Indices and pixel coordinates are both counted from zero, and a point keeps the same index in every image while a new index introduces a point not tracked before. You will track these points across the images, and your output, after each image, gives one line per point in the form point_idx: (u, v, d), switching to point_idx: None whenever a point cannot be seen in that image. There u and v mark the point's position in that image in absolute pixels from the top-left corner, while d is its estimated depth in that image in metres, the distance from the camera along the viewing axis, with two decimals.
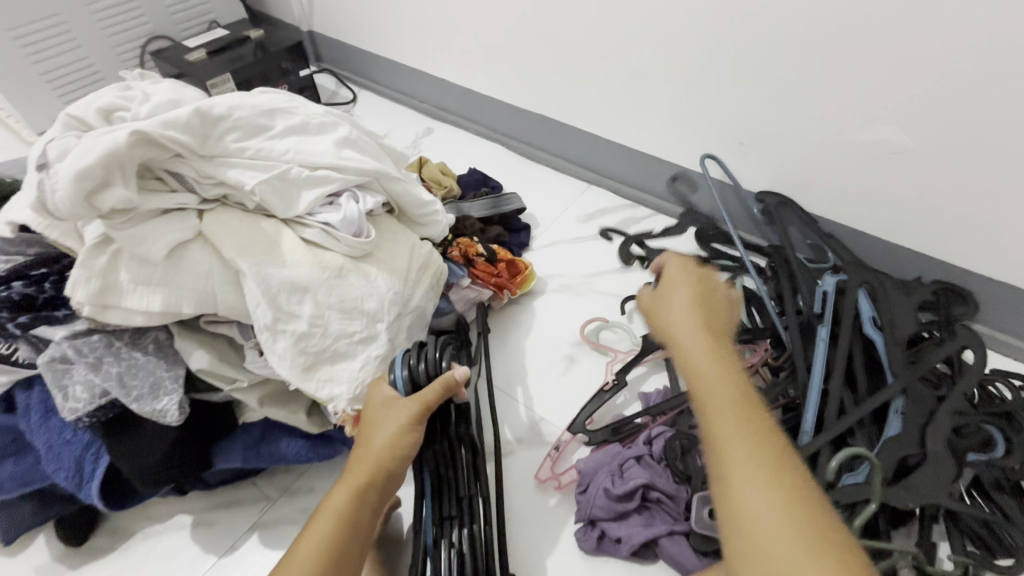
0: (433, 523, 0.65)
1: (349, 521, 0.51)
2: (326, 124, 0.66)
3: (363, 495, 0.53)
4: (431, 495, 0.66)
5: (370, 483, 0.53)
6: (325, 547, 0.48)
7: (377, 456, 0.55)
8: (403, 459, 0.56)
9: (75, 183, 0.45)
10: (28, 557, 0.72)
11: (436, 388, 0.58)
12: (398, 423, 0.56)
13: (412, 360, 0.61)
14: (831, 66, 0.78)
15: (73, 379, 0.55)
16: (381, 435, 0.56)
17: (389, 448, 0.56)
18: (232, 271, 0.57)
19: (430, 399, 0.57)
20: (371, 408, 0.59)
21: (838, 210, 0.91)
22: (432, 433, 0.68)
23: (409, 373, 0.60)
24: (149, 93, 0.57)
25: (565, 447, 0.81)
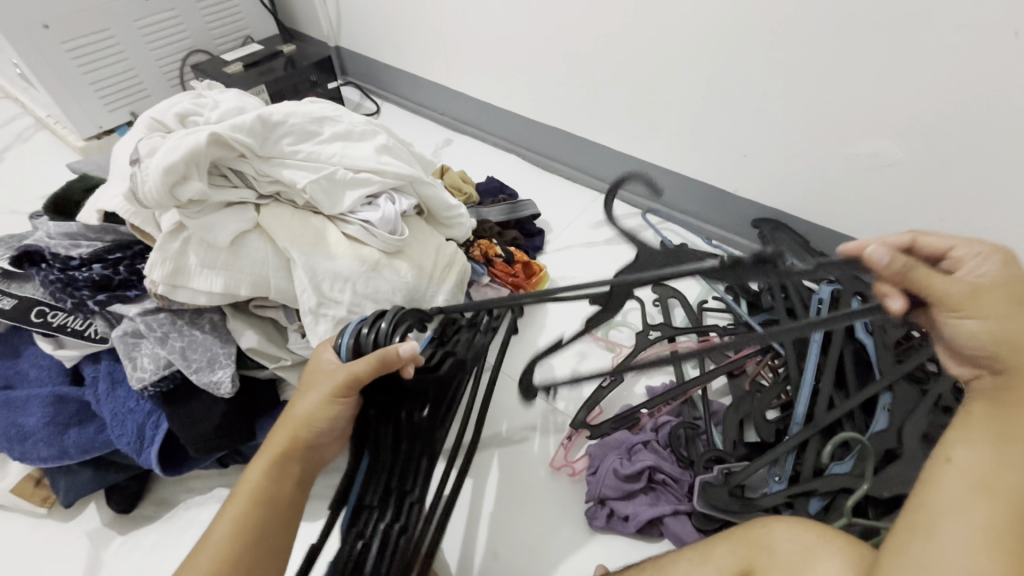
0: (353, 506, 0.55)
1: (266, 496, 0.50)
2: (367, 132, 0.74)
3: (282, 467, 0.52)
4: (362, 475, 0.56)
5: (289, 454, 0.52)
6: (238, 525, 0.48)
7: (296, 429, 0.53)
8: (326, 429, 0.54)
9: (163, 176, 0.53)
10: (81, 523, 0.78)
11: (367, 360, 0.51)
12: (320, 394, 0.53)
13: (362, 328, 0.57)
14: (827, 86, 0.86)
15: (142, 351, 0.62)
16: (301, 407, 0.53)
17: (309, 419, 0.53)
18: (284, 259, 0.64)
19: (359, 374, 0.51)
20: (307, 377, 0.56)
21: (836, 217, 0.98)
22: (383, 407, 0.58)
23: (354, 341, 0.56)
24: (219, 102, 0.66)
25: (576, 437, 0.85)
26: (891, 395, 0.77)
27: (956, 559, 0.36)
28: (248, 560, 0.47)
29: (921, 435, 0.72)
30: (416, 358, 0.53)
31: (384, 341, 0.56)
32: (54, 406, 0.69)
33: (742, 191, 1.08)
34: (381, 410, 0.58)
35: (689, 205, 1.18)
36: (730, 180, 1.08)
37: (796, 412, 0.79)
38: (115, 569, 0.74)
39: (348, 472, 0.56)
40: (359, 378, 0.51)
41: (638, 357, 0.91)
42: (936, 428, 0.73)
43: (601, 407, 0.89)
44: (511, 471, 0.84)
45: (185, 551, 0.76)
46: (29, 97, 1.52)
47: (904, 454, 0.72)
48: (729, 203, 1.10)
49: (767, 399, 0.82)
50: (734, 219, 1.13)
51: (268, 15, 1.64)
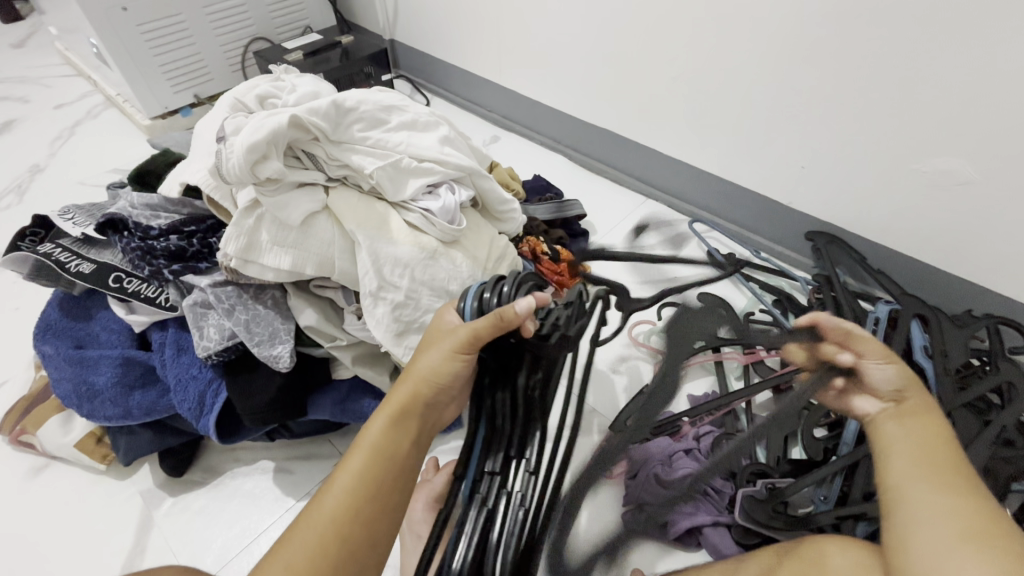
0: (474, 472, 0.58)
1: (388, 448, 0.50)
2: (431, 123, 0.75)
3: (401, 421, 0.52)
4: (481, 443, 0.59)
5: (409, 408, 0.52)
6: (363, 475, 0.48)
7: (417, 382, 0.53)
8: (446, 387, 0.54)
9: (247, 153, 0.55)
10: (135, 482, 0.82)
11: (485, 320, 0.53)
12: (442, 349, 0.53)
13: (485, 292, 0.57)
14: (899, 98, 0.83)
15: (209, 322, 0.65)
16: (424, 361, 0.54)
17: (430, 374, 0.53)
18: (349, 242, 0.66)
19: (480, 332, 0.53)
20: (429, 334, 0.57)
21: (896, 237, 0.95)
22: (497, 376, 0.61)
23: (478, 304, 0.57)
24: (296, 85, 0.68)
25: None
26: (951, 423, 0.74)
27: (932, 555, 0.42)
28: (371, 507, 0.47)
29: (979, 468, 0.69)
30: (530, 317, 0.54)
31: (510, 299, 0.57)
32: (122, 367, 0.72)
33: (797, 204, 1.05)
34: (499, 376, 0.61)
35: (738, 213, 1.16)
36: (785, 192, 1.06)
37: (845, 433, 0.76)
38: (165, 529, 0.78)
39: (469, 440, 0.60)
40: (479, 333, 0.52)
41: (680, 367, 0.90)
42: (993, 462, 0.71)
43: None
44: None
45: (230, 517, 0.79)
46: (101, 75, 1.61)
47: None
48: (784, 216, 1.08)
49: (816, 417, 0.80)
50: (786, 231, 1.10)
51: (328, 6, 1.67)
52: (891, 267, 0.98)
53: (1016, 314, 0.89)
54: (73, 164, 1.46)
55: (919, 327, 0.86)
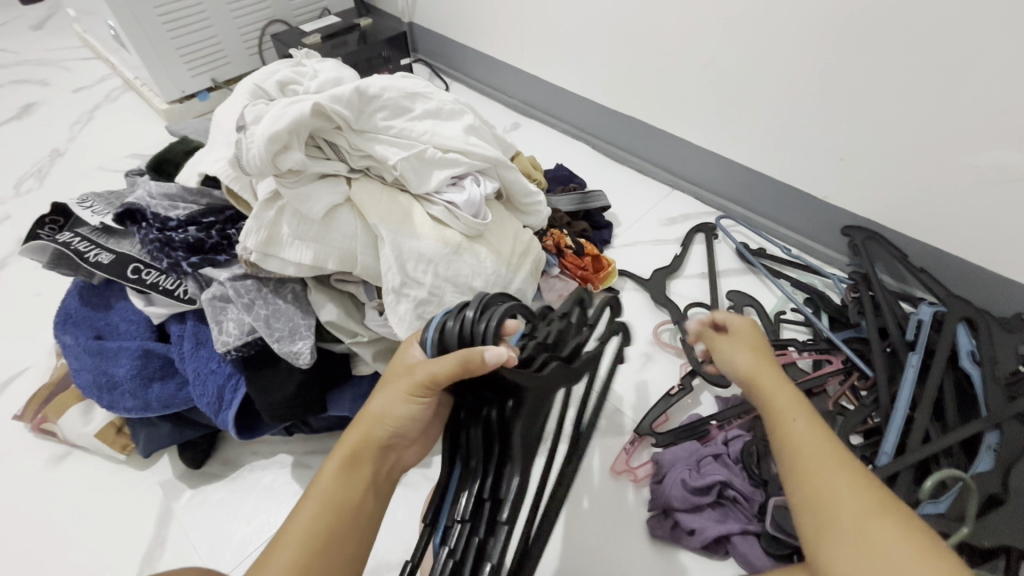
0: (445, 521, 0.51)
1: (341, 497, 0.49)
2: (456, 111, 0.72)
3: (354, 466, 0.50)
4: (454, 485, 0.52)
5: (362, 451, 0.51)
6: (313, 529, 0.47)
7: (371, 425, 0.52)
8: (401, 429, 0.52)
9: (268, 143, 0.52)
10: (155, 473, 0.82)
11: (444, 364, 0.48)
12: (396, 391, 0.51)
13: (449, 321, 0.51)
14: (953, 87, 0.78)
15: (228, 316, 0.63)
16: (378, 403, 0.52)
17: (384, 417, 0.52)
18: (372, 236, 0.63)
19: (437, 376, 0.48)
20: (390, 370, 0.54)
21: (940, 234, 0.90)
22: (471, 409, 0.53)
23: (439, 335, 0.51)
24: (317, 71, 0.65)
25: (638, 443, 0.82)
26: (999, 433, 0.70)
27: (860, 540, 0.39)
28: (324, 563, 0.46)
29: None
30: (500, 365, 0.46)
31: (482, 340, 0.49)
32: (141, 359, 0.71)
33: (832, 198, 1.01)
34: (474, 409, 0.53)
35: (769, 205, 1.11)
36: (821, 186, 1.01)
37: (884, 442, 0.73)
38: (185, 522, 0.77)
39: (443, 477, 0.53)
40: (436, 379, 0.48)
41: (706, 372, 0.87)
42: None
43: (665, 416, 0.86)
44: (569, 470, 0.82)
45: (249, 511, 0.78)
46: (119, 58, 1.59)
47: (1003, 504, 0.65)
48: (818, 209, 1.04)
49: (852, 423, 0.77)
50: (819, 227, 1.06)
51: None
52: (934, 266, 0.94)
53: None
54: (92, 149, 1.45)
55: (965, 331, 0.81)
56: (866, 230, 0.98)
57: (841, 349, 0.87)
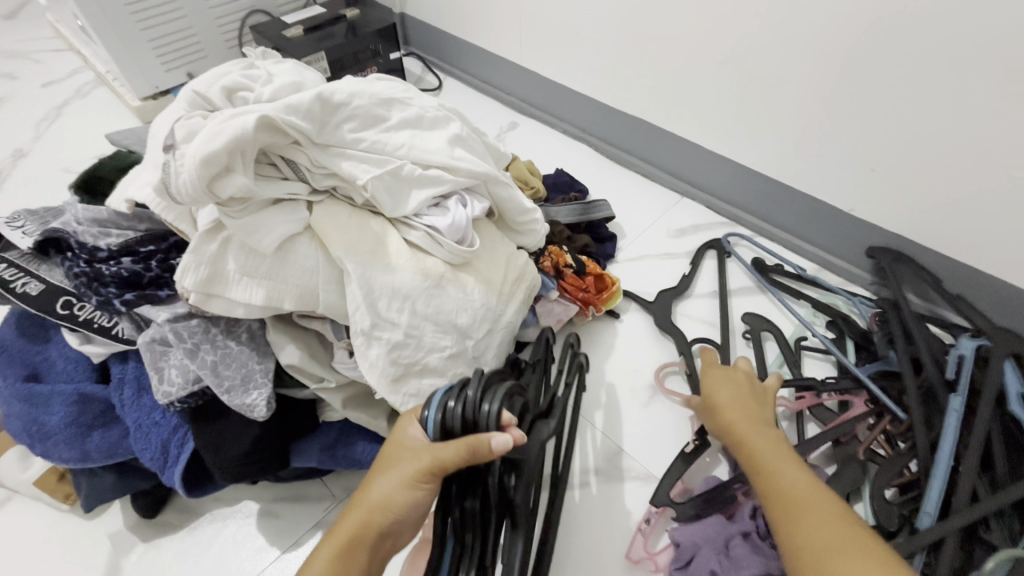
0: None
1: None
2: (439, 119, 0.62)
3: (350, 551, 0.50)
4: (448, 566, 0.51)
5: (360, 538, 0.50)
6: None
7: (370, 510, 0.50)
8: (401, 518, 0.51)
9: (201, 167, 0.43)
10: (104, 523, 0.73)
11: (455, 447, 0.47)
12: (400, 476, 0.49)
13: (449, 402, 0.50)
14: (1010, 90, 0.68)
15: (170, 362, 0.54)
16: (380, 486, 0.50)
17: (384, 502, 0.50)
18: (337, 269, 0.54)
19: (445, 460, 0.47)
20: (391, 446, 0.53)
21: (982, 254, 0.81)
22: (465, 479, 0.53)
23: (442, 416, 0.49)
24: (273, 73, 0.56)
25: (656, 520, 0.71)
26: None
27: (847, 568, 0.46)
28: None
29: None
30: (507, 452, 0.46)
31: (483, 425, 0.49)
32: (78, 404, 0.62)
33: (860, 212, 0.91)
34: (467, 481, 0.53)
35: (787, 217, 1.02)
36: (847, 198, 0.91)
37: (925, 500, 0.64)
38: None
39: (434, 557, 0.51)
40: (444, 465, 0.47)
41: None
42: None
43: (682, 482, 0.74)
44: (567, 522, 0.73)
45: (207, 568, 0.70)
46: (90, 51, 1.49)
47: None
48: (842, 223, 0.94)
49: (887, 474, 0.68)
50: (844, 242, 0.96)
51: None
52: (972, 288, 0.85)
53: None
54: (58, 149, 1.35)
55: (1014, 368, 0.71)
56: (893, 251, 0.89)
57: (866, 386, 0.78)
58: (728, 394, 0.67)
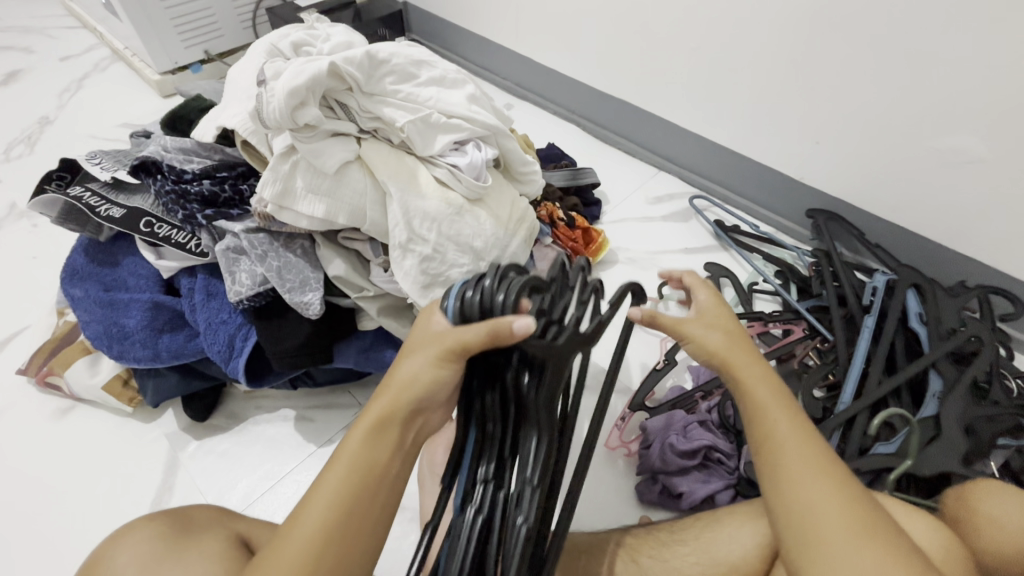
0: (464, 486, 0.47)
1: (368, 465, 0.45)
2: (459, 80, 0.75)
3: (381, 432, 0.46)
4: (469, 451, 0.48)
5: (389, 419, 0.47)
6: (342, 492, 0.44)
7: (398, 391, 0.47)
8: (430, 398, 0.47)
9: (288, 98, 0.56)
10: (161, 425, 0.84)
11: (478, 330, 0.43)
12: (424, 356, 0.46)
13: (467, 292, 0.46)
14: (921, 73, 0.85)
15: (241, 267, 0.67)
16: (404, 368, 0.47)
17: (411, 384, 0.47)
18: (381, 194, 0.67)
19: (469, 343, 0.44)
20: (415, 335, 0.50)
21: (904, 212, 0.98)
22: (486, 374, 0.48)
23: (460, 304, 0.46)
24: (329, 34, 0.68)
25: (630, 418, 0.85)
26: (940, 377, 0.81)
27: (815, 510, 0.44)
28: (348, 530, 0.43)
29: (957, 422, 0.76)
30: (526, 338, 0.42)
31: (499, 313, 0.45)
32: (152, 311, 0.74)
33: (807, 179, 1.08)
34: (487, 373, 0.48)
35: (747, 186, 1.18)
36: (798, 168, 1.08)
37: (843, 394, 0.82)
38: (191, 470, 0.81)
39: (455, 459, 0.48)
40: (468, 347, 0.43)
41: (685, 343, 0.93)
42: (976, 420, 0.77)
43: (652, 392, 0.89)
44: None
45: (254, 460, 0.82)
46: (108, 27, 1.58)
47: (938, 442, 0.75)
48: (793, 190, 1.11)
49: (815, 379, 0.85)
50: (793, 207, 1.13)
51: None
52: (893, 242, 1.02)
53: (1009, 286, 0.93)
54: (83, 117, 1.44)
55: (914, 296, 0.91)
56: (828, 212, 1.07)
57: (803, 317, 0.95)
58: (716, 336, 0.52)
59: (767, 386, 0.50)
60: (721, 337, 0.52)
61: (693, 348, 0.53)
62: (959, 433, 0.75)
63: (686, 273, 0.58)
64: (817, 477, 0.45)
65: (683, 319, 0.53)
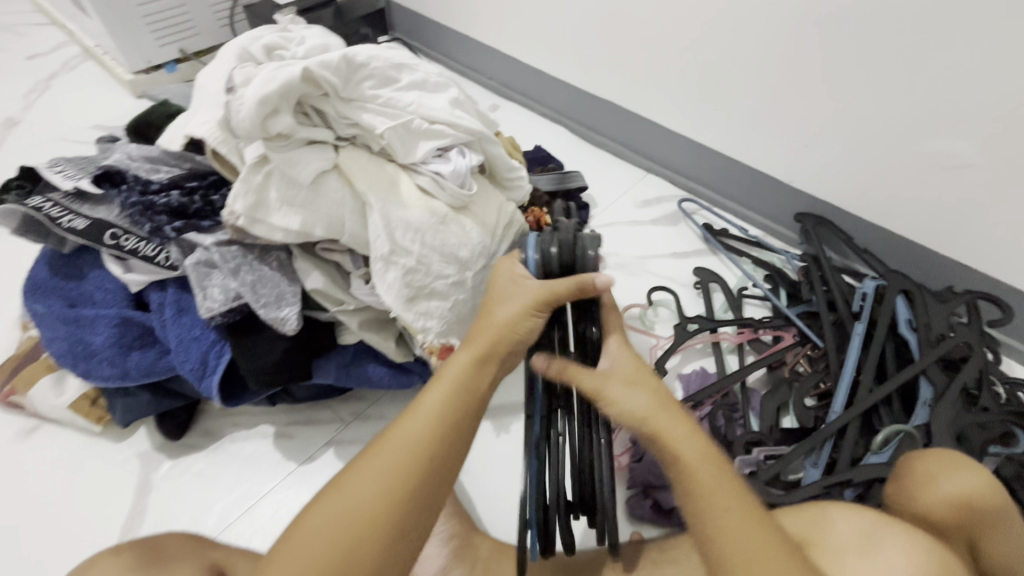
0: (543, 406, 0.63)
1: (466, 390, 0.51)
2: (441, 84, 0.73)
3: (483, 364, 0.53)
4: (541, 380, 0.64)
5: (489, 352, 0.54)
6: (443, 413, 0.49)
7: (496, 330, 0.55)
8: (522, 340, 0.56)
9: (258, 107, 0.53)
10: (133, 444, 0.81)
11: (567, 284, 0.56)
12: (520, 304, 0.55)
13: (548, 247, 0.61)
14: (912, 77, 0.84)
15: (213, 282, 0.63)
16: (502, 312, 0.56)
17: (508, 327, 0.55)
18: (360, 204, 0.64)
19: (560, 292, 0.56)
20: (499, 284, 0.59)
21: (893, 216, 0.98)
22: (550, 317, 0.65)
23: (541, 257, 0.60)
24: (303, 36, 0.65)
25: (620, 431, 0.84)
26: (930, 384, 0.80)
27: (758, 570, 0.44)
28: (446, 449, 0.48)
29: (947, 432, 0.75)
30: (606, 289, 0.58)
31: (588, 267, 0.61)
32: (120, 327, 0.70)
33: (797, 182, 1.07)
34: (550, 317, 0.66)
35: (736, 189, 1.17)
36: (787, 171, 1.07)
37: (834, 403, 0.81)
38: (164, 492, 0.77)
39: (531, 407, 0.62)
40: (561, 297, 0.56)
41: (674, 351, 0.92)
42: (967, 428, 0.76)
43: None
44: None
45: (231, 481, 0.78)
46: (78, 24, 1.51)
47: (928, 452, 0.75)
48: (782, 193, 1.10)
49: (806, 387, 0.84)
50: (782, 210, 1.12)
51: None
52: (882, 246, 1.02)
53: (997, 291, 0.93)
54: (50, 119, 1.38)
55: (903, 302, 0.90)
56: (816, 216, 1.06)
57: (793, 323, 0.94)
58: (641, 399, 0.52)
59: (684, 440, 0.50)
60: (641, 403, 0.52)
61: (617, 413, 0.53)
62: (950, 442, 0.75)
63: (591, 280, 0.57)
64: (749, 532, 0.46)
65: (609, 379, 0.55)
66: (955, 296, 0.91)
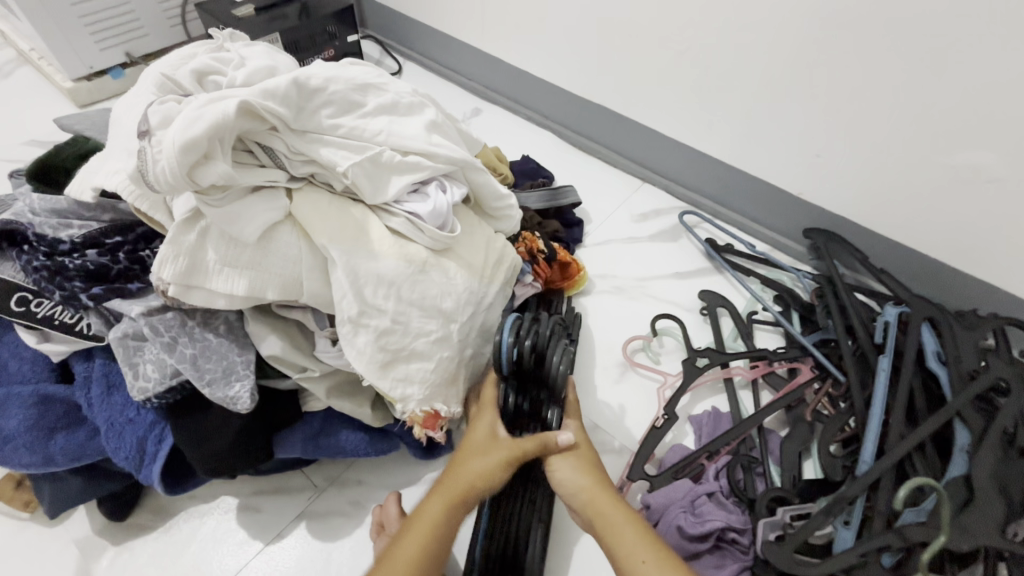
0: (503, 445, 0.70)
1: (436, 532, 0.52)
2: (415, 104, 0.62)
3: (454, 508, 0.54)
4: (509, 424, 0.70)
5: (462, 501, 0.54)
6: (416, 558, 0.50)
7: (469, 482, 0.55)
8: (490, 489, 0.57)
9: (180, 154, 0.42)
10: (70, 528, 0.70)
11: (533, 443, 0.58)
12: (496, 459, 0.56)
13: (522, 331, 0.62)
14: (937, 82, 0.76)
15: (145, 357, 0.53)
16: (476, 463, 0.56)
17: (482, 475, 0.55)
18: (320, 257, 0.54)
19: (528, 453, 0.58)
20: (473, 435, 0.59)
21: (912, 232, 0.90)
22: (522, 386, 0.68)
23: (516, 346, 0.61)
24: (244, 57, 0.54)
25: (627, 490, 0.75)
26: (966, 429, 0.72)
27: None
28: None
29: (990, 484, 0.67)
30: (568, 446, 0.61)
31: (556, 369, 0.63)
32: (39, 407, 0.59)
33: (807, 195, 0.98)
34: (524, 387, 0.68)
35: (740, 200, 1.08)
36: (796, 183, 0.98)
37: (863, 451, 0.73)
38: None
39: None
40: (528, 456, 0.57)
41: (684, 392, 0.83)
42: (1007, 476, 0.68)
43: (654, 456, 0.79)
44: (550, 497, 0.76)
45: (185, 567, 0.68)
46: (10, 26, 1.36)
47: (970, 508, 0.66)
48: (791, 206, 1.01)
49: (831, 431, 0.76)
50: (791, 224, 1.04)
51: None
52: (899, 264, 0.94)
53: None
54: None
55: (929, 331, 0.82)
56: (826, 232, 0.98)
57: (810, 354, 0.86)
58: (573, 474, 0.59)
59: (618, 514, 0.56)
60: (574, 475, 0.59)
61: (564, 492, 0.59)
62: (994, 495, 0.66)
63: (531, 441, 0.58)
64: None
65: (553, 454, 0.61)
66: (982, 321, 0.83)
